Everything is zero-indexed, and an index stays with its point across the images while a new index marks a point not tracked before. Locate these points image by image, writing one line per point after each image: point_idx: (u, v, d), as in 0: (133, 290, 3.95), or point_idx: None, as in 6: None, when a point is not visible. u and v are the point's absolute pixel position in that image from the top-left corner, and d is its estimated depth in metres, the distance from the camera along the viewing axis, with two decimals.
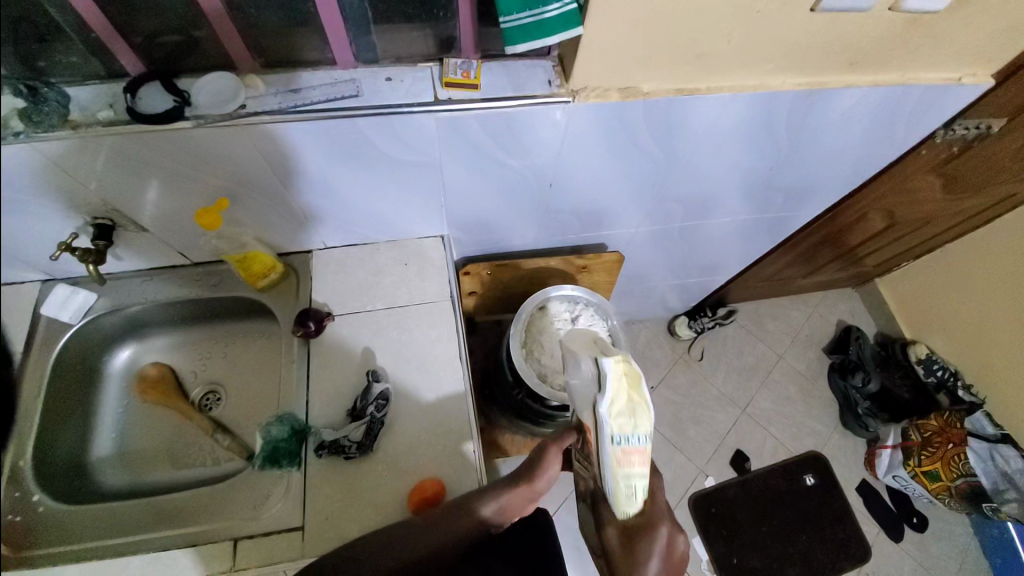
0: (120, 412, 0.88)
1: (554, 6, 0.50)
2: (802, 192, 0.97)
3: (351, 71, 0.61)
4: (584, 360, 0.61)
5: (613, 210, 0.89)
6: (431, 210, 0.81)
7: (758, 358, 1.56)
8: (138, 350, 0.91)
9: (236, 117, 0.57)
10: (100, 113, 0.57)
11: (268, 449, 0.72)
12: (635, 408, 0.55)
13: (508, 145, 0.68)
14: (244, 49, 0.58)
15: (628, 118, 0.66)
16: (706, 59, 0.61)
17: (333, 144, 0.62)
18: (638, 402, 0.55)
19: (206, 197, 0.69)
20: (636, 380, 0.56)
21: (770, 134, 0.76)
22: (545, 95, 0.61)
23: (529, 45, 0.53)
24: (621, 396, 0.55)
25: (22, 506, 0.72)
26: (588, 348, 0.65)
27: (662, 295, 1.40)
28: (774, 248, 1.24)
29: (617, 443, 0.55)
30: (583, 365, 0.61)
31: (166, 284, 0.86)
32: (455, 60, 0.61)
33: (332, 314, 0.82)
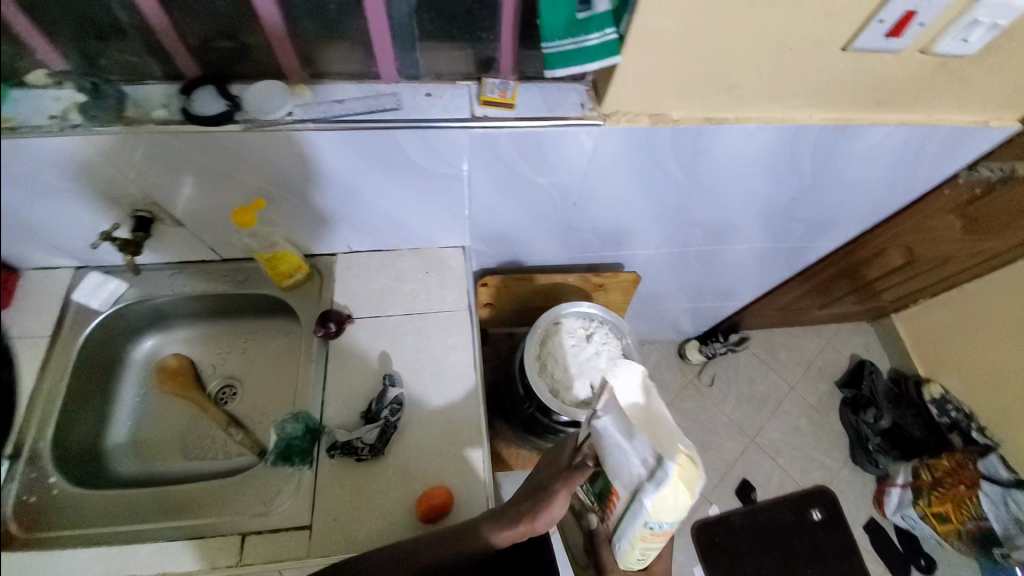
0: (139, 400, 0.90)
1: (596, 35, 0.52)
2: (822, 224, 0.98)
3: (394, 85, 0.63)
4: (636, 446, 0.48)
5: (633, 231, 0.91)
6: (456, 221, 0.83)
7: (769, 387, 1.55)
8: (160, 340, 0.93)
9: (282, 124, 0.60)
10: (155, 112, 0.60)
11: (283, 445, 0.73)
12: (680, 505, 0.48)
13: (537, 164, 0.70)
14: (295, 58, 0.61)
15: (655, 144, 0.68)
16: (737, 90, 0.63)
17: (370, 152, 0.65)
18: (685, 502, 0.47)
19: (242, 197, 0.72)
20: (693, 481, 0.47)
21: (794, 165, 0.77)
22: (577, 117, 0.63)
23: (566, 71, 0.54)
24: (669, 496, 0.47)
25: (38, 487, 0.74)
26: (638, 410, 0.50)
27: (675, 318, 1.41)
28: (790, 278, 1.24)
29: (648, 526, 0.50)
30: (634, 451, 0.49)
31: (192, 278, 0.88)
32: (493, 80, 0.63)
33: (352, 317, 0.84)
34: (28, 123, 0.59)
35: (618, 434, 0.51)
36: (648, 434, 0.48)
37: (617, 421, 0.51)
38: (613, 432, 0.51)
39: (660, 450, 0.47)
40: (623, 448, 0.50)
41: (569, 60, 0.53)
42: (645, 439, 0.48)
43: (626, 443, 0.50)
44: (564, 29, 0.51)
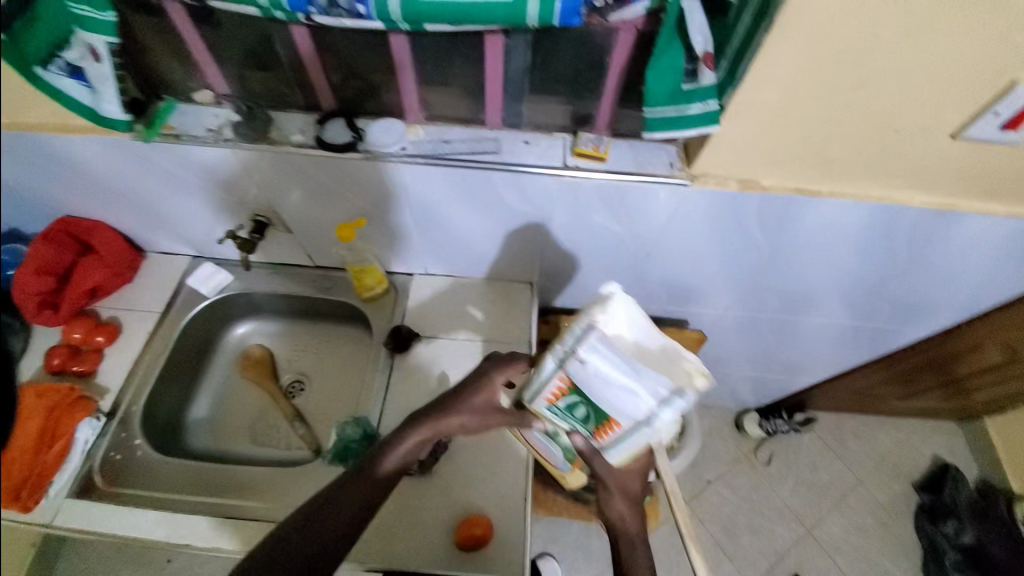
0: (222, 382, 0.99)
1: (698, 106, 0.56)
2: (911, 309, 0.92)
3: (496, 131, 0.70)
4: (647, 377, 0.51)
5: (704, 289, 0.90)
6: (530, 258, 0.87)
7: (833, 476, 1.42)
8: (249, 331, 1.03)
9: (396, 156, 0.68)
10: (293, 136, 0.70)
11: (340, 446, 0.78)
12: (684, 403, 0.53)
13: (617, 214, 0.73)
14: (416, 101, 0.68)
15: (741, 208, 0.69)
16: (833, 165, 0.63)
17: (466, 187, 0.71)
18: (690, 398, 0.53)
19: (346, 214, 0.80)
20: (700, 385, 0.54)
21: (885, 244, 0.75)
22: (665, 176, 0.66)
23: (664, 134, 0.58)
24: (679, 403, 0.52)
25: (124, 446, 0.82)
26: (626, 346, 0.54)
27: (734, 385, 1.35)
28: (869, 361, 1.16)
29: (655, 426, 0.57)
30: (647, 382, 0.50)
31: (286, 279, 0.98)
32: (589, 135, 0.68)
33: (419, 335, 0.88)
34: (186, 133, 0.70)
35: (620, 368, 0.51)
36: (610, 354, 0.51)
37: (614, 355, 0.51)
38: (611, 365, 0.51)
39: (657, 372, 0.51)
40: (631, 388, 0.51)
41: (670, 124, 0.56)
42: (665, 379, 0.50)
43: (632, 380, 0.51)
44: (668, 95, 0.55)
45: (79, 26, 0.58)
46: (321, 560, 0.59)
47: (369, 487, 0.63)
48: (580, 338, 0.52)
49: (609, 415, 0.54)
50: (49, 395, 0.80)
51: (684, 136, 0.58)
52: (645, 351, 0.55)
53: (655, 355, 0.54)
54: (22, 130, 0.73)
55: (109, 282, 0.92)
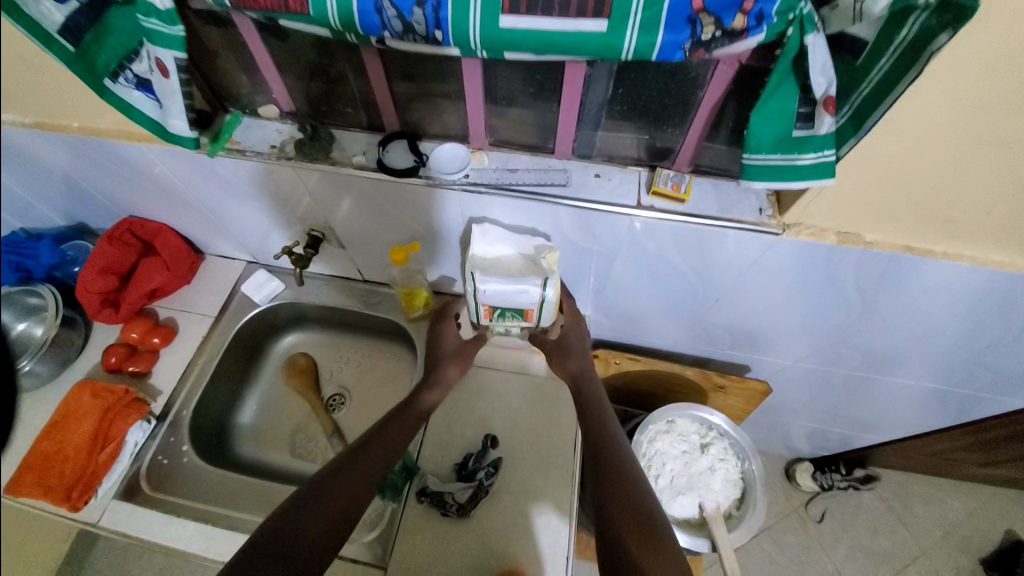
0: (266, 390, 0.99)
1: (811, 154, 0.46)
2: (1017, 381, 0.81)
3: (565, 162, 0.65)
4: (525, 277, 0.64)
5: (775, 338, 0.82)
6: (587, 292, 0.81)
7: (893, 545, 1.34)
8: (297, 339, 1.03)
9: (457, 184, 0.64)
10: (355, 157, 0.67)
11: (380, 475, 0.76)
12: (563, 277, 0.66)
13: (691, 257, 0.66)
14: (483, 128, 0.64)
15: (836, 264, 0.61)
16: (954, 223, 0.54)
17: (530, 220, 0.66)
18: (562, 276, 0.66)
19: (401, 235, 0.78)
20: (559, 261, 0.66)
21: (1004, 312, 0.65)
22: (753, 223, 0.59)
23: (766, 184, 0.48)
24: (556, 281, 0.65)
25: (171, 451, 0.83)
26: (495, 259, 0.67)
27: (789, 434, 1.26)
28: (954, 427, 1.04)
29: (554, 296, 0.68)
30: (527, 283, 0.63)
31: (335, 292, 0.97)
32: (668, 172, 0.61)
33: (466, 364, 0.84)
34: (252, 148, 0.70)
35: (508, 283, 0.64)
36: (499, 276, 0.65)
37: (500, 275, 0.65)
38: (502, 284, 0.64)
39: (529, 274, 0.65)
40: (519, 289, 0.64)
41: (775, 173, 0.47)
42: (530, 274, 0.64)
43: (517, 285, 0.64)
44: (773, 143, 0.46)
45: (149, 38, 0.54)
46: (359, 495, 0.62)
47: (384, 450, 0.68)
48: (473, 277, 0.65)
49: (523, 308, 0.68)
50: (104, 397, 0.81)
51: (793, 189, 0.48)
52: (523, 263, 0.67)
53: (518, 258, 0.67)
54: (95, 138, 0.74)
55: (168, 284, 0.94)
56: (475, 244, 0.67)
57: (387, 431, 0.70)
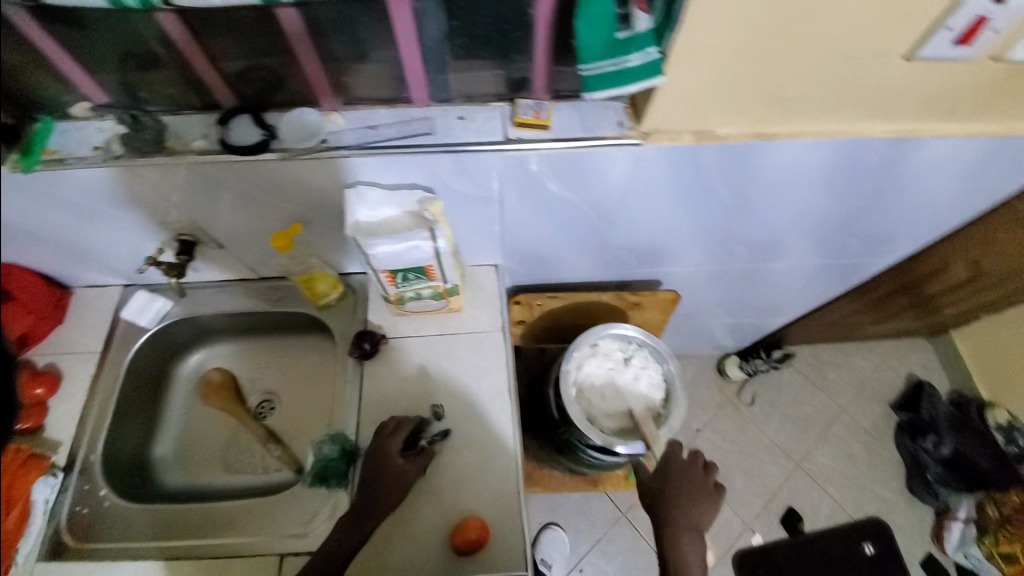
0: (183, 415, 0.92)
1: (637, 56, 0.51)
2: (879, 240, 0.91)
3: (425, 109, 0.62)
4: (411, 232, 0.61)
5: (673, 248, 0.87)
6: (489, 240, 0.81)
7: (816, 408, 1.52)
8: (205, 355, 0.96)
9: (315, 151, 0.60)
10: (195, 142, 0.62)
11: (320, 466, 0.73)
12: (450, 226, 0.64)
13: (573, 182, 0.67)
14: (326, 83, 0.60)
15: (700, 162, 0.64)
16: (789, 103, 0.58)
17: (404, 176, 0.63)
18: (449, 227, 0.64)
19: (280, 221, 0.72)
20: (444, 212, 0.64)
21: (851, 181, 0.72)
22: (615, 137, 0.60)
23: (606, 93, 0.53)
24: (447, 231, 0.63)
25: (90, 499, 0.76)
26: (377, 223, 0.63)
27: (712, 333, 1.38)
28: (843, 294, 1.17)
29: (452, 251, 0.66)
30: (415, 238, 0.61)
31: (231, 297, 0.90)
32: (527, 101, 0.61)
33: (386, 337, 0.82)
34: (72, 155, 0.61)
35: (395, 242, 0.61)
36: (384, 236, 0.61)
37: (385, 236, 0.61)
38: (388, 245, 0.61)
39: (416, 228, 0.62)
40: (410, 247, 0.62)
41: (610, 81, 0.51)
42: (418, 229, 0.61)
43: (405, 242, 0.61)
44: (603, 50, 0.50)
45: None
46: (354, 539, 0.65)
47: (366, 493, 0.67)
48: (359, 243, 0.61)
49: (421, 265, 0.66)
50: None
51: (628, 92, 0.53)
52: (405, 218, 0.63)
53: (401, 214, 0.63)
54: None
55: (37, 328, 0.82)
56: (348, 204, 0.62)
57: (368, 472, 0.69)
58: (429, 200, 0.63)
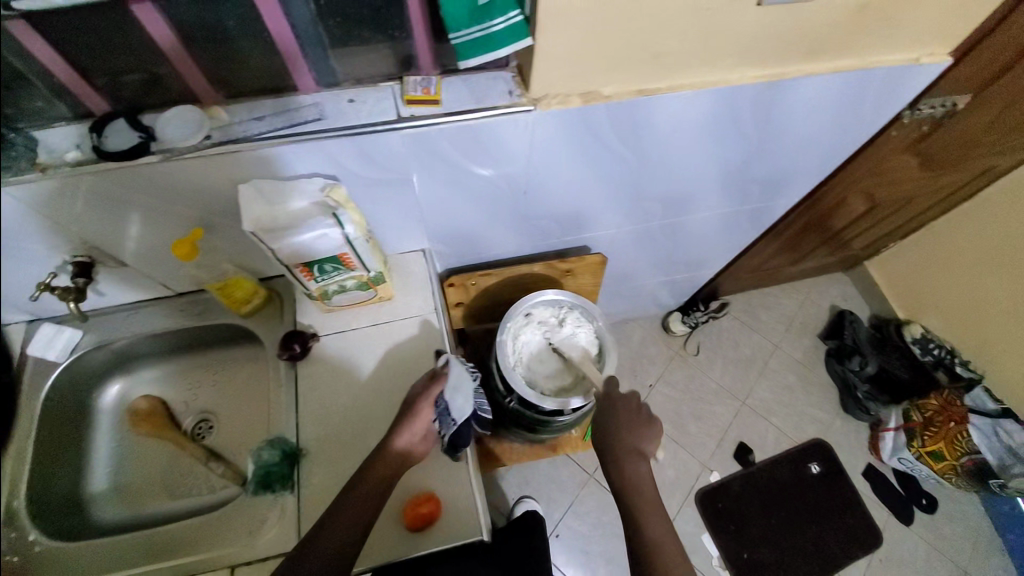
0: (114, 447, 0.88)
1: (500, 19, 0.53)
2: (779, 182, 0.98)
3: (314, 95, 0.62)
4: (315, 222, 0.62)
5: (590, 211, 0.91)
6: (410, 224, 0.82)
7: (754, 349, 1.64)
8: (130, 383, 0.91)
9: (201, 148, 0.58)
10: (67, 155, 0.58)
11: (261, 474, 0.71)
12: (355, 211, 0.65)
13: (476, 155, 0.69)
14: (205, 81, 0.58)
15: (592, 122, 0.68)
16: (663, 58, 0.62)
17: (304, 165, 0.63)
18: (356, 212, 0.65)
19: (181, 228, 0.70)
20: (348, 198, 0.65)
21: (738, 127, 0.77)
22: (507, 105, 0.63)
23: (479, 59, 0.56)
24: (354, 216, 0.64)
25: (20, 546, 0.71)
26: (276, 214, 0.61)
27: (652, 292, 1.44)
28: (759, 238, 1.25)
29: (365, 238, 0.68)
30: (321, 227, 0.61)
31: (150, 316, 0.86)
32: (415, 78, 0.62)
33: (317, 334, 0.81)
34: None
35: (300, 234, 0.62)
36: (289, 229, 0.61)
37: (289, 231, 0.61)
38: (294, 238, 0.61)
39: (320, 216, 0.62)
40: (318, 238, 0.62)
41: (480, 47, 0.54)
42: (323, 218, 0.61)
43: (312, 234, 0.62)
44: (468, 17, 0.52)
45: None
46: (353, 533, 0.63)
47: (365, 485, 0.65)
48: (261, 239, 0.61)
49: (336, 254, 0.67)
50: None
51: (499, 57, 0.56)
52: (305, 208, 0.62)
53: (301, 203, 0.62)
54: None
55: None
56: (243, 202, 0.60)
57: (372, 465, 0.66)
58: (329, 187, 0.63)
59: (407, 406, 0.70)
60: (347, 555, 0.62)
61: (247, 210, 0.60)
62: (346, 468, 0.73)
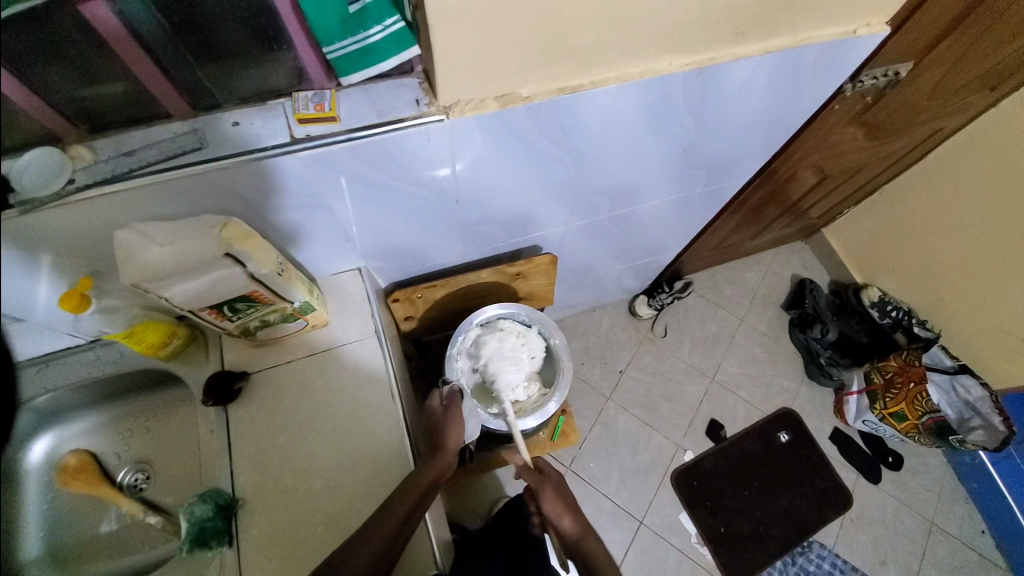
0: (46, 511, 0.79)
1: (377, 29, 0.51)
2: (725, 164, 0.94)
3: (191, 120, 0.55)
4: (209, 265, 0.56)
5: (532, 212, 0.86)
6: (338, 246, 0.76)
7: (720, 324, 1.65)
8: (58, 438, 0.82)
9: (65, 195, 0.51)
10: None
11: (194, 532, 0.64)
12: (255, 245, 0.59)
13: (392, 169, 0.63)
14: (61, 119, 0.51)
15: (514, 125, 0.63)
16: (581, 53, 0.57)
17: (192, 200, 0.56)
18: (257, 243, 0.60)
19: (68, 278, 0.62)
20: (246, 233, 0.58)
21: (673, 117, 0.73)
22: (415, 116, 0.57)
23: (362, 73, 0.54)
24: (253, 249, 0.59)
25: None
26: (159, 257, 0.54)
27: (615, 279, 1.41)
28: (716, 217, 1.23)
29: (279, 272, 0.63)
30: (215, 269, 0.56)
31: (70, 366, 0.79)
32: (306, 93, 0.56)
33: (248, 374, 0.76)
34: None
35: (194, 279, 0.56)
36: (180, 276, 0.55)
37: (178, 278, 0.55)
38: (188, 284, 0.56)
39: (216, 258, 0.56)
40: (214, 279, 0.57)
41: (359, 62, 0.52)
42: (217, 255, 0.56)
43: (206, 278, 0.56)
44: (341, 29, 0.49)
45: None
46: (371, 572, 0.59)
47: (375, 531, 0.62)
48: (148, 289, 0.54)
49: (247, 292, 0.61)
50: None
51: (384, 69, 0.55)
52: (193, 247, 0.55)
53: (188, 246, 0.55)
54: None
55: None
56: (120, 253, 0.53)
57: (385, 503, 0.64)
58: (222, 221, 0.57)
59: (437, 425, 0.81)
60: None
61: (124, 257, 0.53)
62: (287, 515, 0.68)
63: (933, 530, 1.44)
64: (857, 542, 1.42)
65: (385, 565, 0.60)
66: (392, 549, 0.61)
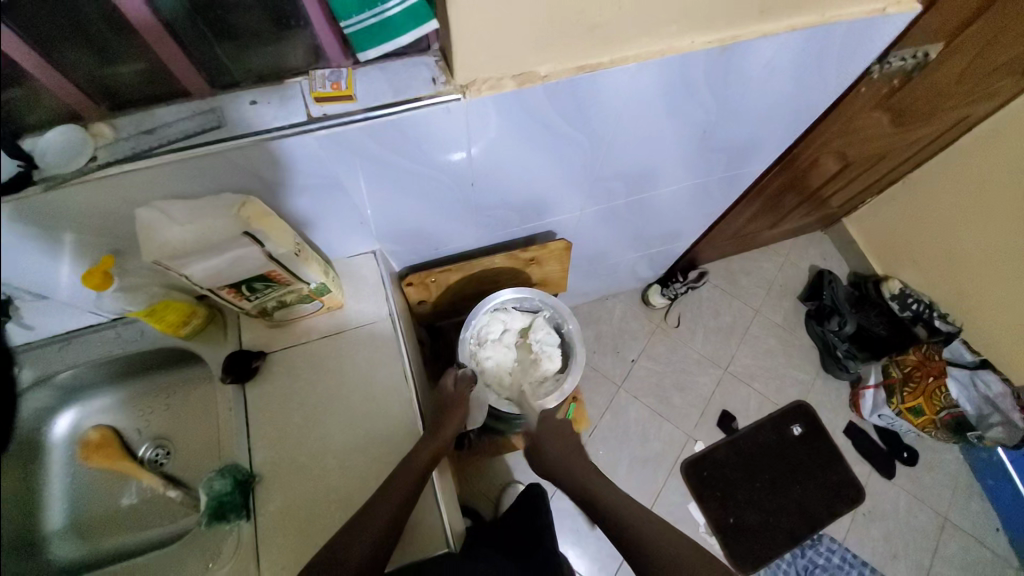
0: (70, 483, 0.82)
1: (395, 3, 0.50)
2: (745, 149, 0.92)
3: (210, 99, 0.55)
4: (227, 243, 0.56)
5: (547, 197, 0.85)
6: (353, 228, 0.76)
7: (734, 315, 1.63)
8: (80, 413, 0.85)
9: (88, 172, 0.52)
10: None
11: (212, 506, 0.66)
12: (273, 224, 0.59)
13: (406, 150, 0.63)
14: (82, 95, 0.51)
15: (531, 106, 0.62)
16: (600, 31, 0.56)
17: (211, 180, 0.57)
18: (275, 223, 0.60)
19: (91, 256, 0.63)
20: (264, 212, 0.58)
21: (693, 99, 0.71)
22: (431, 95, 0.56)
23: (379, 49, 0.54)
24: (271, 228, 0.59)
25: None
26: (178, 234, 0.54)
27: (629, 267, 1.40)
28: (733, 205, 1.21)
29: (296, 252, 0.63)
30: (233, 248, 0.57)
31: (93, 344, 0.81)
32: (323, 71, 0.56)
33: (264, 354, 0.77)
34: None
35: (212, 257, 0.57)
36: (198, 254, 0.56)
37: (198, 255, 0.56)
38: (207, 262, 0.56)
39: (234, 236, 0.57)
40: (232, 258, 0.58)
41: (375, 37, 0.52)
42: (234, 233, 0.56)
43: (223, 256, 0.57)
44: (358, 4, 0.49)
45: None
46: (379, 547, 0.60)
47: (383, 509, 0.63)
48: (168, 266, 0.55)
49: (264, 272, 0.62)
50: None
51: (402, 44, 0.54)
52: (213, 225, 0.56)
53: (208, 224, 0.55)
54: None
55: None
56: (143, 230, 0.54)
57: (395, 480, 0.65)
58: (241, 200, 0.57)
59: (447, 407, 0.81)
60: (380, 555, 0.60)
61: (145, 233, 0.54)
62: (302, 491, 0.70)
63: (947, 525, 1.42)
64: (869, 535, 1.41)
65: (391, 539, 0.62)
66: (397, 527, 0.62)
